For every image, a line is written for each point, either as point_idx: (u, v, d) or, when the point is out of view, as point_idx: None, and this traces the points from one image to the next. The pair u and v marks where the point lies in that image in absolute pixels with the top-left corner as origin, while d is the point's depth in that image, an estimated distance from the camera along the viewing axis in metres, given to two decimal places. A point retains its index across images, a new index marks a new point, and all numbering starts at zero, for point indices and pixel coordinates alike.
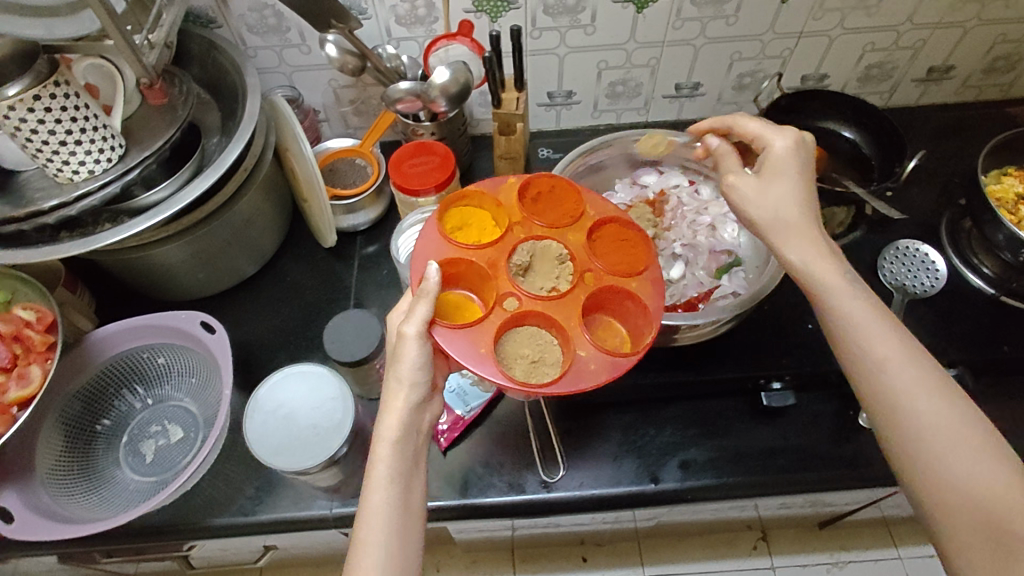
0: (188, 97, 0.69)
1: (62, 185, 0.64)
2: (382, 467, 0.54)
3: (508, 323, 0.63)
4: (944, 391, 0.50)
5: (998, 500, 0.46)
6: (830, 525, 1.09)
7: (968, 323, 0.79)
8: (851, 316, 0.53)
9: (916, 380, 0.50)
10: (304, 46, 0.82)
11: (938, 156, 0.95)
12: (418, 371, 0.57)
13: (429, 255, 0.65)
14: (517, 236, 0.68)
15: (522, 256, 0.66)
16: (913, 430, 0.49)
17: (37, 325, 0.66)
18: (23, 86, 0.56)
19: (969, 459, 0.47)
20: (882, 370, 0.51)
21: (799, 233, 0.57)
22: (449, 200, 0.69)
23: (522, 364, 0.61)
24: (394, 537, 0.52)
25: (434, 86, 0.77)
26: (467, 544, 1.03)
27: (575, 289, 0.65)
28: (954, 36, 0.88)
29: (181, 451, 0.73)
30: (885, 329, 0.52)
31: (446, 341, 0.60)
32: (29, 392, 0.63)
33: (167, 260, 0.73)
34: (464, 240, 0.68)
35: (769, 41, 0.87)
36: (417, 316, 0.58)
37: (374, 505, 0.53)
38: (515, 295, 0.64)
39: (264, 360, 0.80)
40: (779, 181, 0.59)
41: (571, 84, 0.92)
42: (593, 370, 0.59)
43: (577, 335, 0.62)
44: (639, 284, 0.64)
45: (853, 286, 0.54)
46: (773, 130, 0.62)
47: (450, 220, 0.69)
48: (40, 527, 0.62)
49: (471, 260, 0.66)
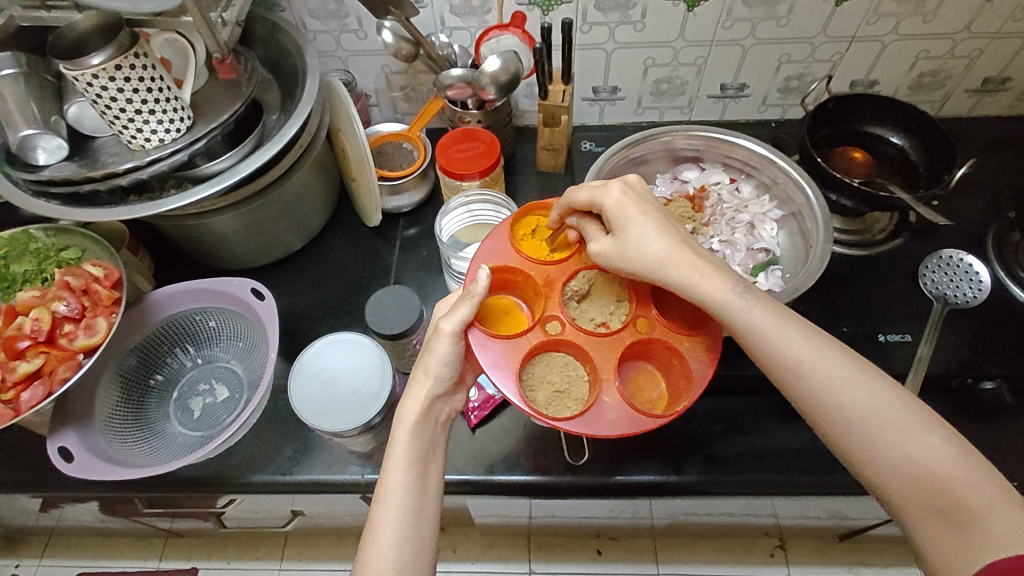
0: (253, 75, 0.73)
1: (134, 151, 0.69)
2: (400, 449, 0.57)
3: (543, 346, 0.64)
4: (862, 372, 0.51)
5: (941, 474, 0.47)
6: (850, 538, 1.08)
7: (1011, 336, 0.77)
8: (753, 326, 0.53)
9: (830, 368, 0.51)
10: (361, 31, 0.85)
11: (990, 168, 0.93)
12: (446, 366, 0.60)
13: (494, 256, 0.68)
14: (581, 262, 0.69)
15: (581, 283, 0.68)
16: (845, 423, 0.50)
17: (105, 281, 0.71)
18: (107, 56, 0.59)
19: (901, 438, 0.48)
20: (798, 372, 0.52)
21: (674, 269, 0.56)
22: (529, 207, 0.72)
23: (546, 390, 0.62)
24: (409, 518, 0.54)
25: (485, 74, 0.79)
26: (485, 527, 1.05)
27: (622, 330, 0.65)
28: (1012, 46, 0.86)
29: (226, 410, 0.77)
30: (788, 328, 0.53)
31: (479, 346, 0.62)
32: (95, 340, 0.68)
33: (223, 229, 0.77)
34: (530, 251, 0.70)
35: (820, 44, 0.87)
36: (458, 315, 0.61)
37: (393, 484, 0.55)
38: (559, 320, 0.66)
39: (306, 329, 0.84)
40: (632, 229, 0.57)
41: (616, 80, 0.93)
42: (612, 420, 0.59)
43: (609, 379, 0.62)
44: (692, 346, 0.63)
45: (740, 299, 0.54)
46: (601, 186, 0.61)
47: (523, 226, 0.71)
48: (98, 466, 0.66)
49: (530, 274, 0.68)
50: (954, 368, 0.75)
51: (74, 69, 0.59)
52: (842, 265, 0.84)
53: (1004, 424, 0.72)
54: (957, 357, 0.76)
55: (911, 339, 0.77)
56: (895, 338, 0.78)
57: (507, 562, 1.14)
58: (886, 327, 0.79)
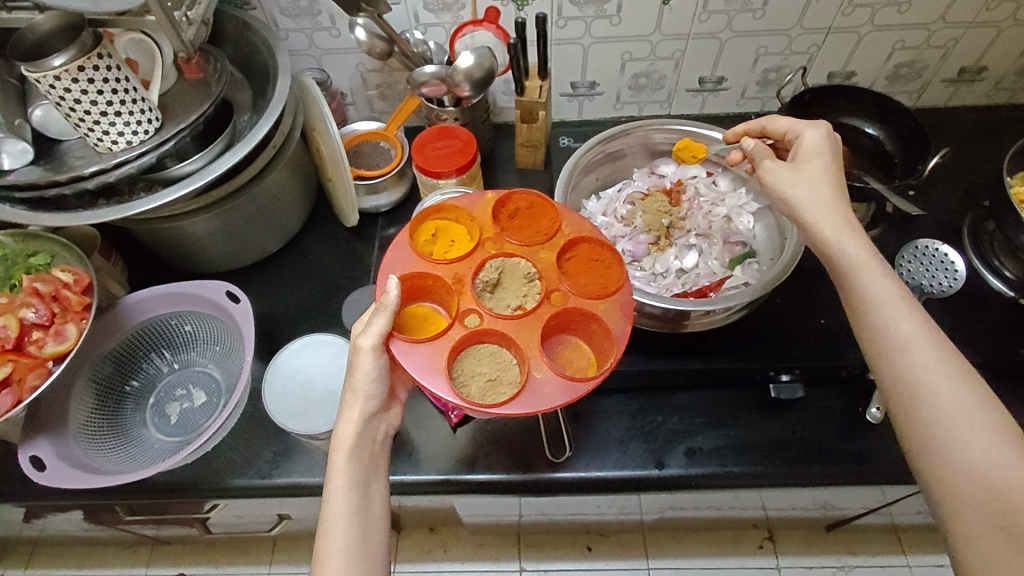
0: (222, 74, 0.72)
1: (101, 154, 0.67)
2: (338, 475, 0.55)
3: (466, 340, 0.63)
4: (964, 378, 0.50)
5: (1014, 490, 0.46)
6: (838, 528, 1.08)
7: (987, 324, 0.78)
8: (876, 290, 0.55)
9: (934, 360, 0.51)
10: (334, 29, 0.84)
11: (966, 157, 0.93)
12: (373, 383, 0.58)
13: (397, 266, 0.66)
14: (487, 252, 0.68)
15: (490, 273, 0.66)
16: (928, 415, 0.50)
17: (75, 286, 0.70)
18: (68, 57, 0.58)
19: (981, 446, 0.48)
20: (901, 350, 0.52)
21: (833, 213, 0.59)
22: (425, 213, 0.70)
23: (479, 382, 0.61)
24: (355, 544, 0.53)
25: (458, 70, 0.78)
26: (474, 526, 1.05)
27: (539, 308, 0.64)
28: (987, 35, 0.87)
29: (204, 414, 0.76)
30: (907, 310, 0.53)
31: (402, 354, 0.61)
32: (64, 348, 0.67)
33: (197, 232, 0.76)
34: (436, 254, 0.68)
35: (796, 36, 0.87)
36: (374, 329, 0.59)
37: (334, 514, 0.53)
38: (477, 312, 0.64)
39: (284, 332, 0.83)
40: (813, 169, 0.62)
41: (594, 75, 0.92)
42: (549, 395, 0.59)
43: (536, 356, 0.62)
44: (607, 308, 0.64)
45: (876, 263, 0.56)
46: (802, 125, 0.65)
47: (423, 233, 0.69)
48: (71, 473, 0.65)
49: (438, 275, 0.66)
50: None
51: (36, 71, 0.58)
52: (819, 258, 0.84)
53: None
54: None
55: None
56: None
57: (496, 561, 1.13)
58: None
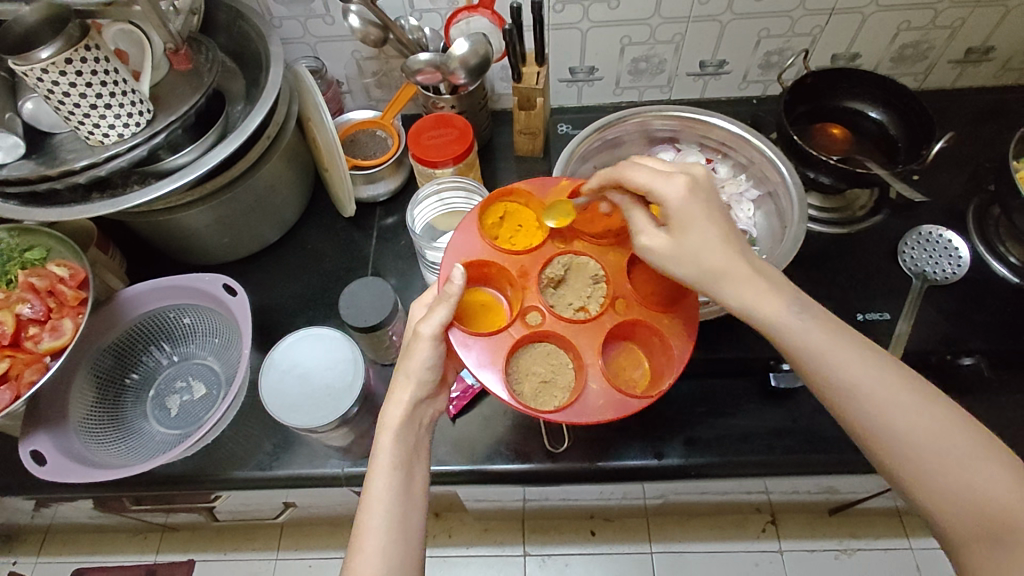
0: (213, 65, 0.71)
1: (93, 147, 0.67)
2: (385, 451, 0.55)
3: (524, 339, 0.63)
4: (923, 400, 0.48)
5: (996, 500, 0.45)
6: (841, 512, 1.08)
7: (991, 312, 0.77)
8: (813, 346, 0.51)
9: (885, 388, 0.49)
10: (328, 16, 0.82)
11: (972, 141, 0.92)
12: (428, 371, 0.58)
13: (465, 251, 0.65)
14: (555, 248, 0.67)
15: (556, 270, 0.66)
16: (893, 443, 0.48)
17: (71, 281, 0.70)
18: (55, 49, 0.57)
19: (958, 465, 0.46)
20: (851, 388, 0.50)
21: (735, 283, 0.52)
22: (496, 195, 0.69)
23: (532, 382, 0.61)
24: (395, 525, 0.53)
25: (453, 58, 0.77)
26: (478, 512, 1.06)
27: (602, 315, 0.64)
28: (994, 15, 0.85)
29: (204, 407, 0.76)
30: (843, 344, 0.51)
31: (463, 345, 0.60)
32: (61, 342, 0.67)
33: (195, 224, 0.76)
34: (503, 240, 0.68)
35: (799, 17, 0.85)
36: (434, 319, 0.58)
37: (377, 491, 0.54)
38: (539, 310, 0.64)
39: (283, 324, 0.83)
40: (695, 238, 0.53)
41: (593, 60, 0.91)
42: (599, 406, 0.59)
43: (592, 364, 0.61)
44: (671, 321, 0.62)
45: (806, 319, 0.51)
46: (664, 178, 0.53)
47: (492, 215, 0.69)
48: (71, 468, 0.66)
49: (503, 265, 0.65)
50: (934, 344, 0.75)
51: (22, 64, 0.57)
52: (821, 244, 0.83)
53: (981, 400, 0.71)
54: (938, 333, 0.76)
55: (889, 316, 0.77)
56: (875, 317, 0.77)
57: (500, 546, 1.14)
58: (865, 305, 0.78)
